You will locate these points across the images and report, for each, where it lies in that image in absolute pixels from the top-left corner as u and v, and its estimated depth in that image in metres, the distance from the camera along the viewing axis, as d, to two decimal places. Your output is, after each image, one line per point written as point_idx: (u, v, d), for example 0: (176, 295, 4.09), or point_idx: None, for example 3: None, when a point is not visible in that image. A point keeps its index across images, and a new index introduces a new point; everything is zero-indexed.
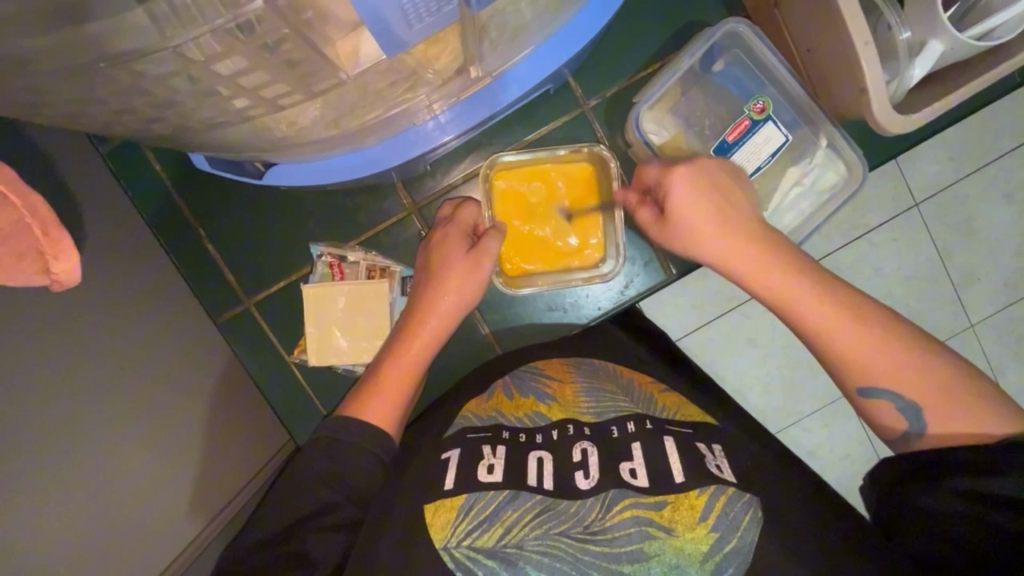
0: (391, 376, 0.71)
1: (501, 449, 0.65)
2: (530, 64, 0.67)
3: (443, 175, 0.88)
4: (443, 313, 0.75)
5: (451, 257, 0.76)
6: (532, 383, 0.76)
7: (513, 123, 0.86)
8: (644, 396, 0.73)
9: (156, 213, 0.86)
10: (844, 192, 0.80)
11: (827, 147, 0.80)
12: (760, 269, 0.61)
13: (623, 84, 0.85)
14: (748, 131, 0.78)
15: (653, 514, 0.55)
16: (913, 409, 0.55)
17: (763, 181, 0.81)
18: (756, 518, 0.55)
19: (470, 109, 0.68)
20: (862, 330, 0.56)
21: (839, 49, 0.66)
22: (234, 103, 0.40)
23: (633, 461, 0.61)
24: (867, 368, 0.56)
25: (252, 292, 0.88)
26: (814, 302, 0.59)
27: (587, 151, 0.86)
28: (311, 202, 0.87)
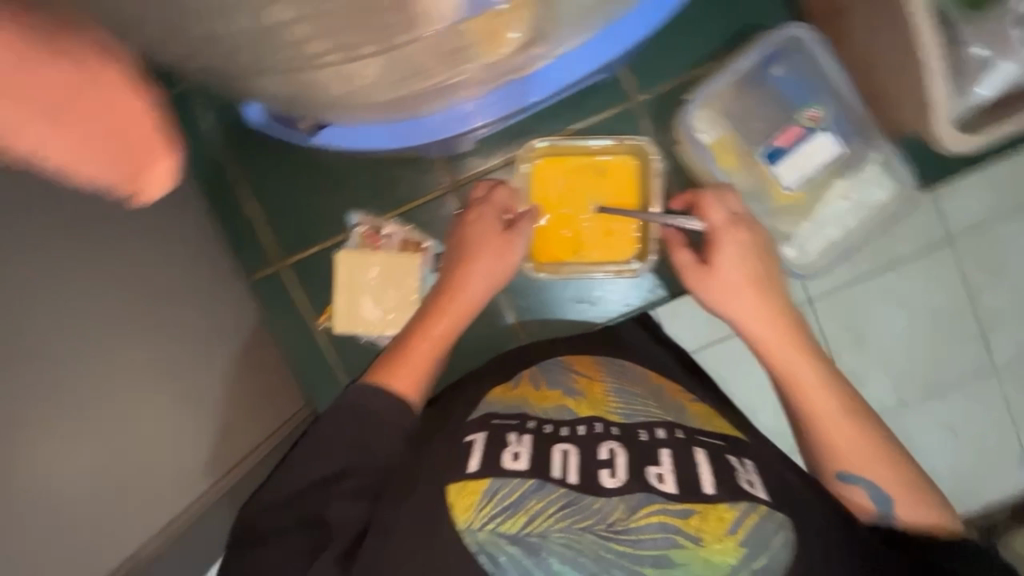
0: (418, 350, 0.72)
1: (526, 438, 0.65)
2: (593, 49, 0.66)
3: (486, 156, 0.87)
4: (473, 292, 0.76)
5: (486, 238, 0.77)
6: (559, 376, 0.77)
7: (561, 111, 0.86)
8: (673, 403, 0.74)
9: (201, 167, 0.87)
10: (888, 210, 0.80)
11: (878, 163, 0.79)
12: (779, 339, 0.69)
13: (676, 81, 0.84)
14: (799, 139, 0.77)
15: (681, 522, 0.54)
16: (883, 498, 0.62)
17: (810, 190, 0.80)
18: (787, 542, 0.54)
19: (519, 93, 0.68)
20: (851, 417, 0.65)
21: (907, 62, 0.65)
22: (309, 50, 0.40)
23: (661, 466, 0.60)
24: (838, 452, 0.64)
25: (286, 255, 0.89)
26: (798, 386, 0.67)
27: (630, 143, 0.83)
28: (352, 171, 0.88)
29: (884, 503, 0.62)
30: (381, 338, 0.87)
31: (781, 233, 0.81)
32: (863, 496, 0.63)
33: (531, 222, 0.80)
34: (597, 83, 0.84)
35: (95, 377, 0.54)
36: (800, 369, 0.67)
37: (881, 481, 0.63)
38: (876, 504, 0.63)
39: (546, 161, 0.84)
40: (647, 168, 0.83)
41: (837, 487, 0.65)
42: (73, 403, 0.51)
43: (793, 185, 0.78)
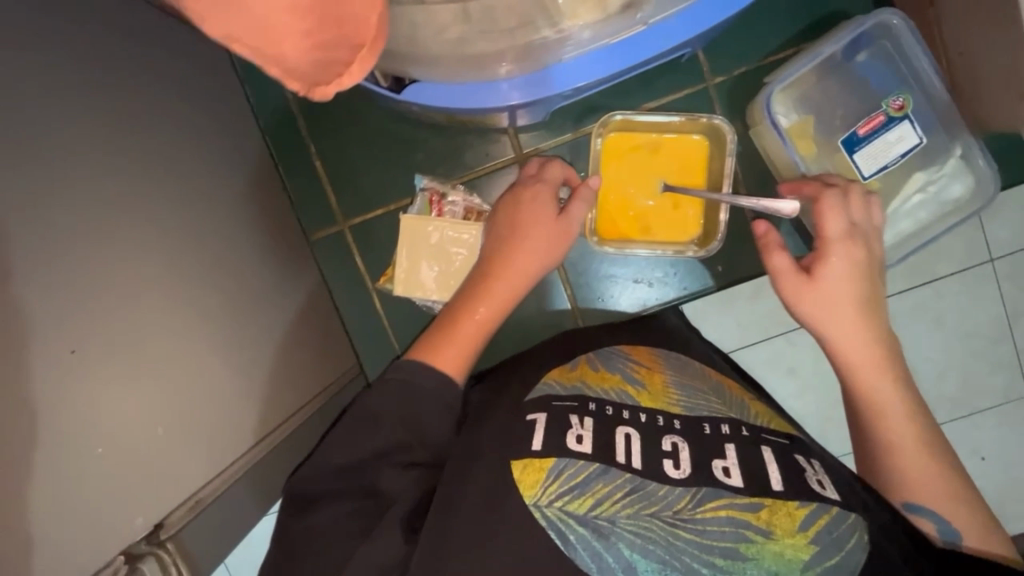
0: (465, 327, 0.70)
1: (589, 421, 0.61)
2: (683, 21, 0.65)
3: (555, 130, 0.88)
4: (521, 270, 0.73)
5: (540, 219, 0.75)
6: (619, 363, 0.71)
7: (633, 90, 0.85)
8: (734, 398, 0.69)
9: (273, 122, 0.88)
10: (967, 210, 0.77)
11: (960, 157, 0.77)
12: (871, 363, 0.64)
13: (753, 66, 0.84)
14: (881, 127, 0.76)
15: (750, 516, 0.52)
16: (953, 534, 0.57)
17: (887, 181, 0.78)
18: (861, 545, 0.51)
19: (611, 60, 0.67)
20: (931, 456, 0.60)
21: (1006, 51, 0.63)
22: None
23: (727, 460, 0.57)
24: (910, 480, 0.60)
25: (350, 215, 0.90)
26: (874, 410, 0.63)
27: (706, 122, 0.82)
28: (420, 134, 0.88)
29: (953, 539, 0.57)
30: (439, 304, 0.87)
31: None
32: (931, 529, 0.58)
33: (587, 204, 0.76)
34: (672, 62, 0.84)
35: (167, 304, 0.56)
36: (882, 393, 0.63)
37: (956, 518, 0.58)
38: (943, 538, 0.58)
39: (621, 135, 0.83)
40: (721, 151, 0.82)
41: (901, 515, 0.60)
42: (166, 322, 0.53)
43: (871, 174, 0.77)
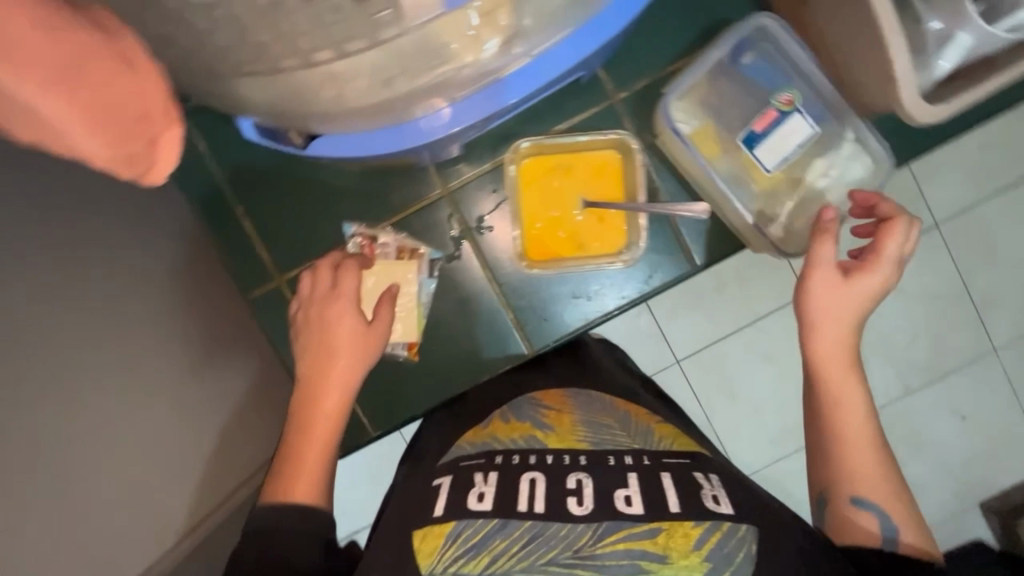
0: (304, 453, 0.65)
1: (493, 476, 0.61)
2: (566, 48, 0.68)
3: (475, 160, 0.90)
4: (334, 381, 0.69)
5: (348, 327, 0.71)
6: (530, 412, 0.74)
7: (543, 113, 0.88)
8: (640, 427, 0.71)
9: (197, 189, 0.89)
10: (870, 185, 0.82)
11: (854, 140, 0.81)
12: (848, 373, 0.64)
13: (653, 77, 0.87)
14: (776, 122, 0.80)
15: (647, 543, 0.51)
16: (892, 535, 0.58)
17: (790, 171, 0.83)
18: (750, 556, 0.51)
19: (500, 92, 0.68)
20: (876, 464, 0.62)
21: (867, 39, 0.68)
22: (303, 44, 0.45)
23: (629, 488, 0.56)
24: (856, 475, 0.61)
25: (284, 269, 0.91)
26: (842, 411, 0.63)
27: (613, 137, 0.87)
28: (341, 181, 0.89)
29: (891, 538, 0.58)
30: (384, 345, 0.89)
31: (767, 214, 0.83)
32: (871, 528, 0.59)
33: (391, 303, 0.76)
34: (577, 84, 0.87)
35: (77, 379, 0.57)
36: (849, 393, 0.63)
37: (894, 512, 0.59)
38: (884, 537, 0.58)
39: (536, 159, 0.86)
40: (633, 162, 0.86)
41: (845, 515, 0.60)
42: None
43: (773, 167, 0.80)
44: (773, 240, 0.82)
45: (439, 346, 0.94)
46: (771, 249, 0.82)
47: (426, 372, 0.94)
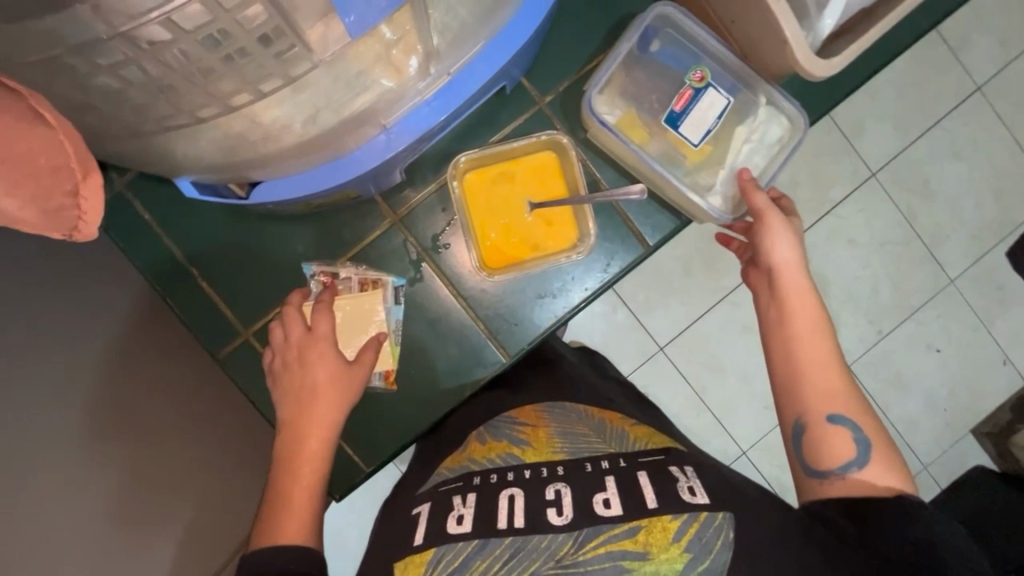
0: (295, 495, 0.68)
1: (471, 496, 0.68)
2: (481, 63, 0.71)
3: (419, 184, 0.92)
4: (320, 423, 0.72)
5: (330, 368, 0.75)
6: (506, 429, 0.80)
7: (476, 128, 0.92)
8: (616, 432, 0.78)
9: (148, 258, 0.89)
10: (791, 143, 0.87)
11: (767, 104, 0.87)
12: (808, 297, 0.71)
13: (573, 77, 0.92)
14: (692, 99, 0.85)
15: (627, 543, 0.59)
16: (863, 444, 0.65)
17: (715, 142, 0.88)
18: (726, 543, 0.59)
19: (421, 117, 0.70)
20: (844, 381, 0.67)
21: (755, 9, 0.73)
22: (220, 87, 0.47)
23: (607, 491, 0.64)
24: (831, 395, 0.67)
25: (249, 322, 0.91)
26: (812, 339, 0.69)
27: (547, 138, 0.90)
28: (293, 226, 0.90)
29: (864, 449, 0.64)
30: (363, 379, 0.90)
31: (701, 184, 0.87)
32: (848, 441, 0.65)
33: (376, 349, 0.80)
34: (503, 95, 0.91)
35: None
36: (809, 313, 0.70)
37: (867, 428, 0.65)
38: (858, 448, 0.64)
39: (476, 173, 0.90)
40: (569, 159, 0.90)
41: (824, 430, 0.66)
42: None
43: (700, 140, 0.85)
44: (715, 207, 0.86)
45: (417, 369, 0.94)
46: (713, 216, 0.85)
47: (408, 398, 0.94)
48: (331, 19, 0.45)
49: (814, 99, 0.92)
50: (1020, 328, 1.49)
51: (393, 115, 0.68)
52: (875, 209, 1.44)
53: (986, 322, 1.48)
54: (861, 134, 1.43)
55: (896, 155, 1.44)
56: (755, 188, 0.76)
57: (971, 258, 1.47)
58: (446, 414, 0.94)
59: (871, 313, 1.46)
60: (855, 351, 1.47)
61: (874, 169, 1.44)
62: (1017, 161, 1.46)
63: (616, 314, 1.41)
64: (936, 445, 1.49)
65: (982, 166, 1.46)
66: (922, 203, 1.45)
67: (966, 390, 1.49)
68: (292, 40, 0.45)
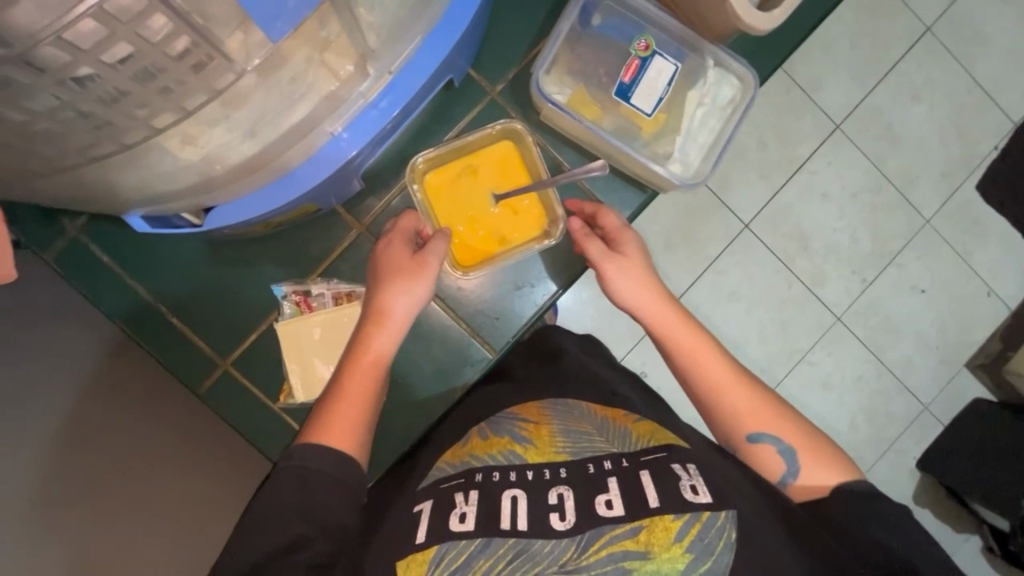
0: (353, 395, 0.73)
1: (473, 494, 0.65)
2: (424, 55, 0.69)
3: (382, 190, 0.91)
4: (390, 327, 0.76)
5: (400, 277, 0.77)
6: (508, 425, 0.78)
7: (430, 127, 0.91)
8: (619, 430, 0.74)
9: (113, 301, 0.87)
10: (744, 101, 0.87)
11: (715, 65, 0.87)
12: (676, 320, 0.78)
13: (521, 63, 0.91)
14: (640, 68, 0.85)
15: (630, 543, 0.58)
16: (789, 452, 0.72)
17: (668, 109, 0.88)
18: (729, 542, 0.58)
19: (365, 123, 0.68)
20: (750, 400, 0.74)
21: None
22: (140, 109, 0.47)
23: (610, 492, 0.63)
24: (746, 418, 0.74)
25: (226, 352, 0.89)
26: (706, 364, 0.76)
27: (501, 128, 0.89)
28: (258, 248, 0.89)
29: (791, 458, 0.72)
30: None
31: (659, 153, 0.87)
32: (775, 452, 0.72)
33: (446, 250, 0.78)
34: (453, 90, 0.90)
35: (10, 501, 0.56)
36: (688, 336, 0.77)
37: (789, 437, 0.73)
38: (785, 456, 0.72)
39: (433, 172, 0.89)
40: (527, 145, 0.88)
41: (752, 449, 0.73)
42: None
43: (653, 109, 0.85)
44: (676, 174, 0.86)
45: (404, 376, 0.93)
46: (675, 183, 0.85)
47: (399, 406, 0.93)
48: (249, 25, 0.44)
49: (764, 55, 0.92)
50: (999, 259, 1.51)
51: (343, 118, 0.66)
52: (843, 161, 1.45)
53: (966, 257, 1.50)
54: (820, 88, 1.43)
55: (857, 104, 1.45)
56: (586, 238, 0.80)
57: (943, 196, 1.49)
58: (445, 414, 0.91)
59: (854, 264, 1.47)
60: (844, 303, 1.47)
61: (837, 121, 1.45)
62: (974, 95, 1.48)
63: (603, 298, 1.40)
64: (934, 385, 1.51)
65: (941, 104, 1.47)
66: (888, 150, 1.46)
67: (955, 327, 1.51)
68: (208, 52, 0.44)
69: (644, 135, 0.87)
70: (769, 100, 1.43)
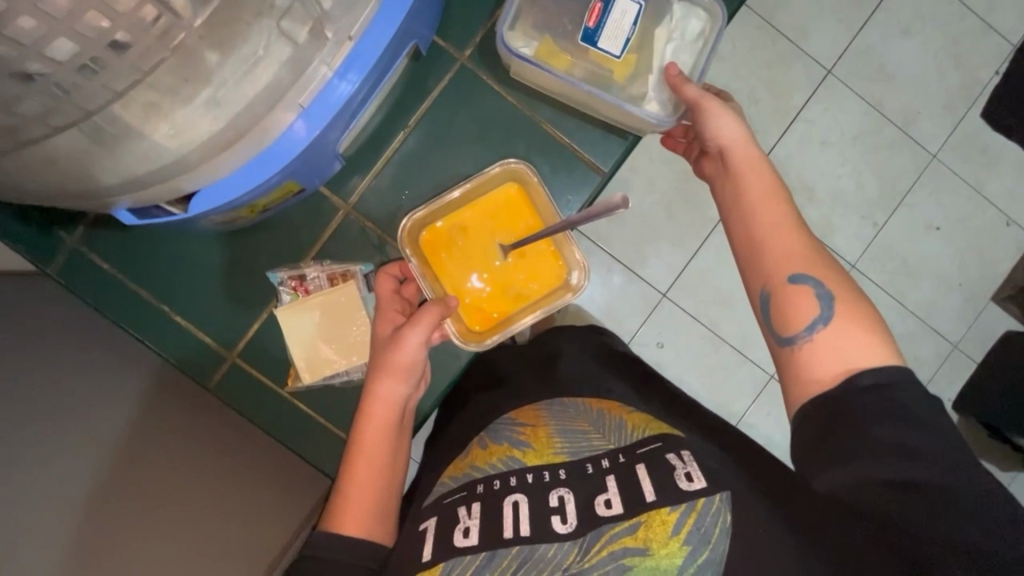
0: (359, 476, 0.76)
1: (474, 507, 0.74)
2: (382, 21, 0.69)
3: (365, 169, 0.91)
4: (382, 398, 0.78)
5: (384, 353, 0.78)
6: (506, 432, 0.84)
7: (406, 101, 0.91)
8: (613, 423, 0.81)
9: (114, 304, 0.88)
10: (715, 32, 0.85)
11: (681, 0, 0.86)
12: (749, 164, 0.75)
13: (487, 25, 0.91)
14: (603, 11, 0.84)
15: (629, 539, 0.66)
16: (827, 297, 0.66)
17: (638, 50, 0.87)
18: (721, 533, 0.65)
19: (339, 88, 0.68)
20: (806, 258, 0.69)
21: None
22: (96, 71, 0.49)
23: (608, 491, 0.70)
24: (791, 262, 0.69)
25: (231, 344, 0.90)
26: (767, 200, 0.73)
27: (500, 169, 0.90)
28: (250, 238, 0.90)
29: (827, 304, 0.65)
30: (352, 373, 0.89)
31: (636, 96, 0.87)
32: (813, 300, 0.66)
33: (430, 318, 0.77)
34: (421, 60, 0.90)
35: None
36: (754, 172, 0.75)
37: (829, 284, 0.66)
38: (823, 304, 0.65)
39: (432, 231, 0.91)
40: (531, 183, 0.90)
41: (786, 292, 0.67)
42: None
43: (620, 52, 0.84)
44: (654, 113, 0.85)
45: None
46: (653, 122, 0.84)
47: None
48: None
49: None
50: (1013, 185, 1.47)
51: (293, 110, 0.67)
52: (839, 106, 1.42)
53: (980, 188, 1.46)
54: (806, 34, 1.41)
55: (847, 46, 1.42)
56: (685, 80, 0.78)
57: (948, 129, 1.45)
58: (451, 411, 1.00)
59: (862, 209, 1.44)
60: (856, 251, 1.44)
61: (828, 66, 1.42)
62: (968, 23, 1.44)
63: (612, 276, 1.40)
64: (961, 322, 1.47)
65: (935, 37, 1.43)
66: (885, 88, 1.43)
67: (975, 261, 1.47)
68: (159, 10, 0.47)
69: (617, 80, 0.87)
70: (756, 54, 1.40)
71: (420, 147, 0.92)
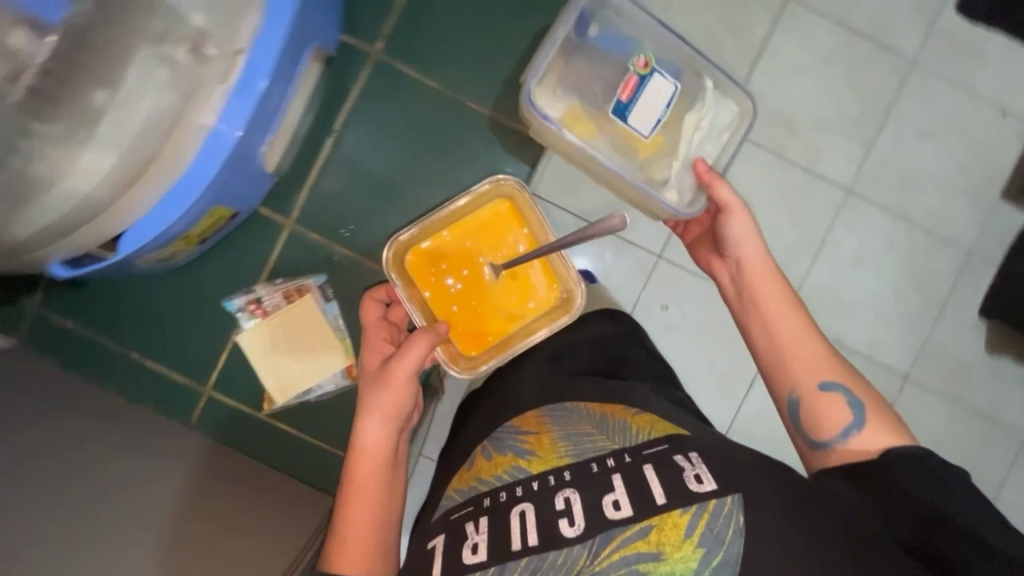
0: (355, 514, 0.69)
1: (483, 520, 0.62)
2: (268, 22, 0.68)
3: (299, 182, 0.92)
4: (378, 429, 0.72)
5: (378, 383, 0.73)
6: (508, 439, 0.70)
7: (327, 106, 0.91)
8: (616, 426, 0.67)
9: (80, 359, 0.90)
10: (742, 125, 0.84)
11: (713, 88, 0.84)
12: (766, 277, 0.71)
13: (392, 16, 0.91)
14: (637, 86, 0.82)
15: (642, 544, 0.55)
16: (858, 405, 0.63)
17: (665, 130, 0.85)
18: (737, 530, 0.54)
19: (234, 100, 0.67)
20: (828, 358, 0.66)
21: None
22: None
23: (616, 491, 0.59)
24: (813, 362, 0.66)
25: (202, 377, 0.91)
26: (783, 304, 0.69)
27: (490, 184, 0.86)
28: (199, 270, 0.91)
29: (858, 410, 0.63)
30: (324, 385, 0.89)
31: (655, 179, 0.84)
32: (842, 404, 0.64)
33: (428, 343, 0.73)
34: (333, 63, 0.91)
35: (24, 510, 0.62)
36: (774, 287, 0.70)
37: (858, 390, 0.64)
38: (851, 410, 0.63)
39: (418, 255, 0.87)
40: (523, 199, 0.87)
41: (817, 398, 0.65)
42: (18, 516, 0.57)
43: (648, 132, 0.82)
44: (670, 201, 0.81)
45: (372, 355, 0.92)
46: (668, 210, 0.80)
47: None
48: None
49: None
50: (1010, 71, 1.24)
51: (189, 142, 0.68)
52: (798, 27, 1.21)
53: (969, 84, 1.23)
54: None
55: None
56: (720, 180, 0.74)
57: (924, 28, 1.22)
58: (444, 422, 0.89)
59: (848, 130, 1.22)
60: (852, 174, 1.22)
61: None
62: None
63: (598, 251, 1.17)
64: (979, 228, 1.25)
65: None
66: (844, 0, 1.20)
67: (984, 160, 1.24)
68: None
69: (639, 156, 0.84)
70: None
71: (349, 149, 0.92)
